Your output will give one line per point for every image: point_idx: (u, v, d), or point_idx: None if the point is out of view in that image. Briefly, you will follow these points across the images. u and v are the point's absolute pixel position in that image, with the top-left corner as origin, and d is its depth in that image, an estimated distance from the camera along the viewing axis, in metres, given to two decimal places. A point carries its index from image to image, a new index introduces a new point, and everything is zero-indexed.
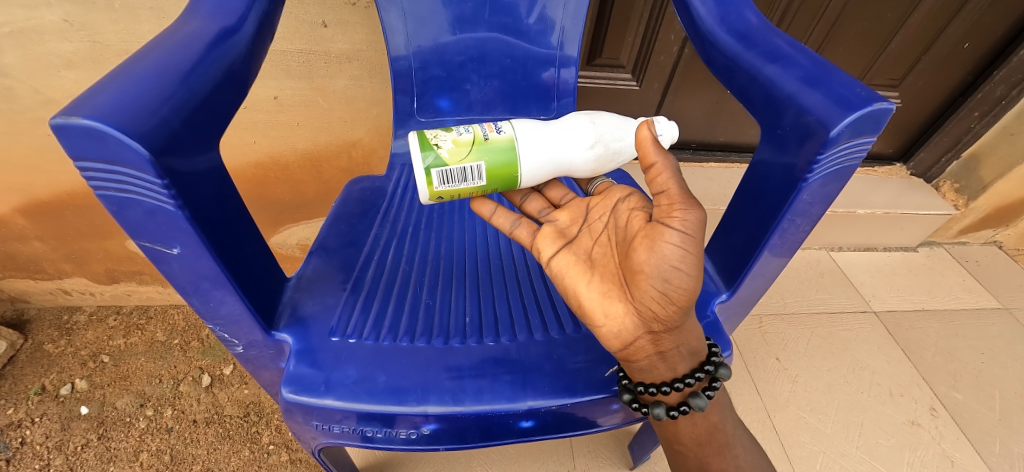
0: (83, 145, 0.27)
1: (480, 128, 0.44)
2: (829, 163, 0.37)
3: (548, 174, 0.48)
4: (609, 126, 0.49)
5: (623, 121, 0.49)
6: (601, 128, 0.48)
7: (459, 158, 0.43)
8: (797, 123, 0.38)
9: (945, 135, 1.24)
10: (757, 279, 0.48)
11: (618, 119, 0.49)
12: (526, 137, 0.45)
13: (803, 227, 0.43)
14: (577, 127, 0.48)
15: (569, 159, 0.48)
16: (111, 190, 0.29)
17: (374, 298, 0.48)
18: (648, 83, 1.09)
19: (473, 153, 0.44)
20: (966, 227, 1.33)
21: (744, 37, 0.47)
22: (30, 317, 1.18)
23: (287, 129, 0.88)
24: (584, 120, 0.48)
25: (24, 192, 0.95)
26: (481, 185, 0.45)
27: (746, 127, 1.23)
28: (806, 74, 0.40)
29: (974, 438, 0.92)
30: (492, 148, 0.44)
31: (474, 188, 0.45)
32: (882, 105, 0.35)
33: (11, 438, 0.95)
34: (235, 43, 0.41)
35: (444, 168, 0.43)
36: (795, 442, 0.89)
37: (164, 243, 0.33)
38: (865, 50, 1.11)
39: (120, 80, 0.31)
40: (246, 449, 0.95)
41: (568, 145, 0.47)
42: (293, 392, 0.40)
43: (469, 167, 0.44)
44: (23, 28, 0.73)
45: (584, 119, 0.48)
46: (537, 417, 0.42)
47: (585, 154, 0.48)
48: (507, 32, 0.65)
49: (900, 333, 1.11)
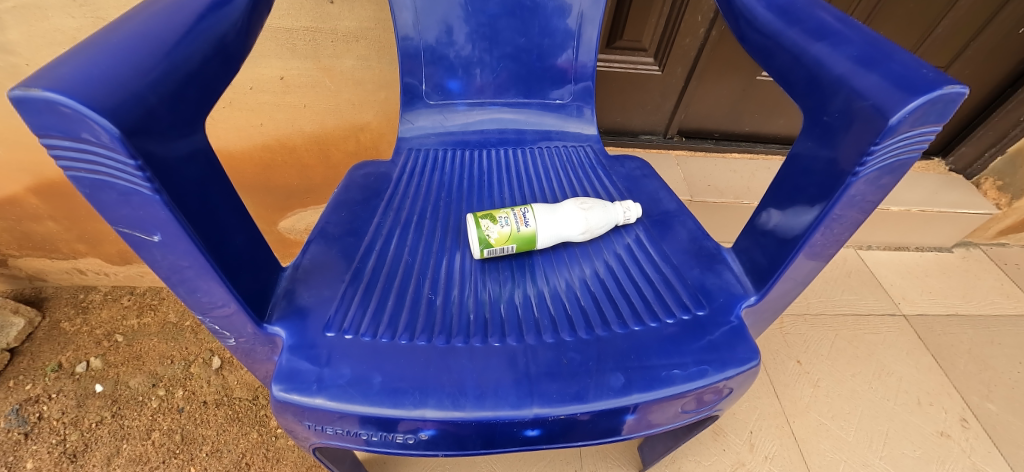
0: (46, 120, 0.24)
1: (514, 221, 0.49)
2: (884, 155, 0.33)
3: (548, 249, 0.52)
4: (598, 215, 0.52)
5: (608, 211, 0.52)
6: (591, 217, 0.51)
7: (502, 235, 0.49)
8: (846, 109, 0.34)
9: (990, 128, 1.16)
10: (789, 282, 0.43)
11: (604, 211, 0.52)
12: (537, 214, 0.51)
13: (845, 228, 0.38)
14: (570, 219, 0.51)
15: (568, 235, 0.51)
16: (81, 171, 0.26)
17: (375, 290, 0.45)
18: (671, 67, 1.04)
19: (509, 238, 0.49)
20: (1007, 227, 1.25)
21: (786, 13, 0.43)
22: (47, 296, 1.19)
23: (294, 111, 0.86)
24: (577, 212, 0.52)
25: (35, 171, 0.95)
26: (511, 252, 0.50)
27: (773, 116, 1.17)
28: (859, 53, 0.35)
29: (1007, 452, 0.87)
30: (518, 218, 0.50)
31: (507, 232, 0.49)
32: (954, 89, 0.30)
33: (28, 412, 0.96)
34: (227, 14, 0.38)
35: (489, 233, 0.48)
36: (815, 450, 0.85)
37: (143, 230, 0.30)
38: (912, 31, 1.03)
39: (92, 50, 0.28)
40: (255, 431, 0.95)
41: (563, 225, 0.51)
42: (283, 390, 0.37)
43: (508, 249, 0.49)
44: (26, 3, 0.71)
45: (577, 211, 0.51)
46: (544, 425, 0.39)
47: (574, 239, 0.51)
48: (524, 11, 0.62)
49: (931, 339, 1.05)
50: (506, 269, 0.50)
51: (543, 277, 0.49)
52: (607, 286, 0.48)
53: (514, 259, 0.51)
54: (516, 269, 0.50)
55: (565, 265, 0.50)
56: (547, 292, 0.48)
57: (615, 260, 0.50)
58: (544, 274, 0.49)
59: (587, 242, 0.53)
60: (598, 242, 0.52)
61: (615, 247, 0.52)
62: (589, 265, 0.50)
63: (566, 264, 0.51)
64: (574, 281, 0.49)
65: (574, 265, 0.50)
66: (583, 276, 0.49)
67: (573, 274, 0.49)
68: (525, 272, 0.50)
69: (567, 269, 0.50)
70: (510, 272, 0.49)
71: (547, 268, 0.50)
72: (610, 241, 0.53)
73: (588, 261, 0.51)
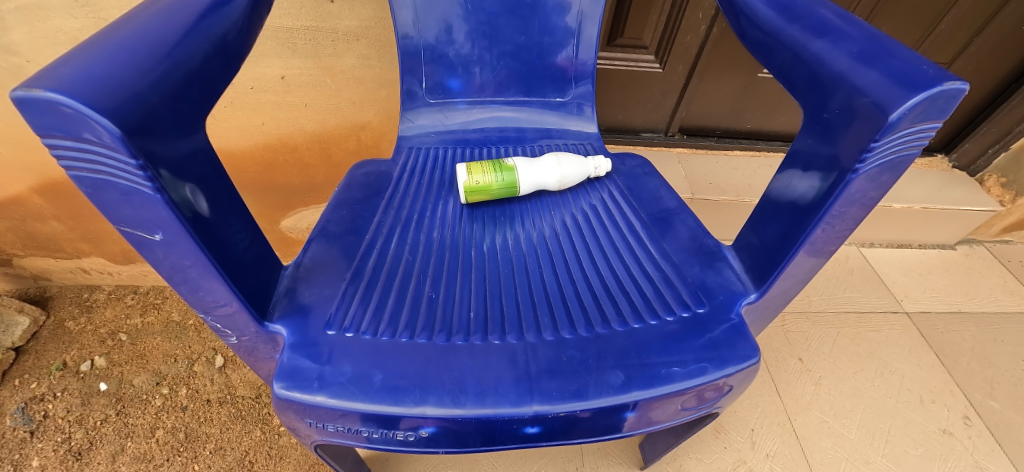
0: (48, 121, 0.24)
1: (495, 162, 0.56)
2: (883, 152, 0.33)
3: (527, 197, 0.58)
4: (571, 163, 0.58)
5: (581, 162, 0.58)
6: (565, 167, 0.57)
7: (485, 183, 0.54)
8: (846, 106, 0.34)
9: (994, 125, 1.15)
10: (789, 279, 0.43)
11: (577, 161, 0.58)
12: (516, 162, 0.56)
13: (845, 225, 0.38)
14: (546, 164, 0.57)
15: (543, 181, 0.57)
16: (83, 171, 0.27)
17: (375, 288, 0.45)
18: (672, 65, 1.04)
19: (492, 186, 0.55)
20: (1011, 224, 1.24)
21: (786, 9, 0.43)
22: (52, 295, 1.20)
23: (295, 110, 0.86)
24: (552, 160, 0.57)
25: (39, 171, 0.96)
26: (493, 198, 0.56)
27: (775, 113, 1.17)
28: (859, 49, 0.35)
29: (1010, 450, 0.86)
30: (499, 168, 0.55)
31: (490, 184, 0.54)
32: (954, 86, 0.30)
33: (34, 411, 0.97)
34: (228, 13, 0.38)
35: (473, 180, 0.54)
36: (816, 448, 0.85)
37: (145, 229, 0.30)
38: (915, 27, 1.03)
39: (92, 50, 0.28)
40: (258, 430, 0.95)
41: (539, 176, 0.56)
42: (285, 388, 0.37)
43: (489, 188, 0.55)
44: (28, 4, 0.72)
45: (552, 159, 0.57)
46: (544, 423, 0.39)
47: (550, 184, 0.57)
48: (524, 9, 0.62)
49: (934, 336, 1.05)
50: (490, 216, 0.55)
51: (524, 224, 0.55)
52: (580, 231, 0.54)
53: (498, 204, 0.57)
54: (500, 215, 0.56)
55: (545, 213, 0.56)
56: (526, 236, 0.54)
57: (587, 212, 0.56)
58: (543, 270, 0.50)
59: (585, 239, 0.53)
60: (572, 194, 0.58)
61: (589, 199, 0.58)
62: (565, 214, 0.56)
63: (545, 213, 0.56)
64: (551, 226, 0.55)
65: (551, 212, 0.56)
66: (563, 232, 0.54)
67: (550, 220, 0.55)
68: (508, 217, 0.56)
69: (548, 217, 0.56)
70: (494, 219, 0.55)
71: (527, 216, 0.56)
72: (609, 238, 0.53)
73: (564, 210, 0.57)
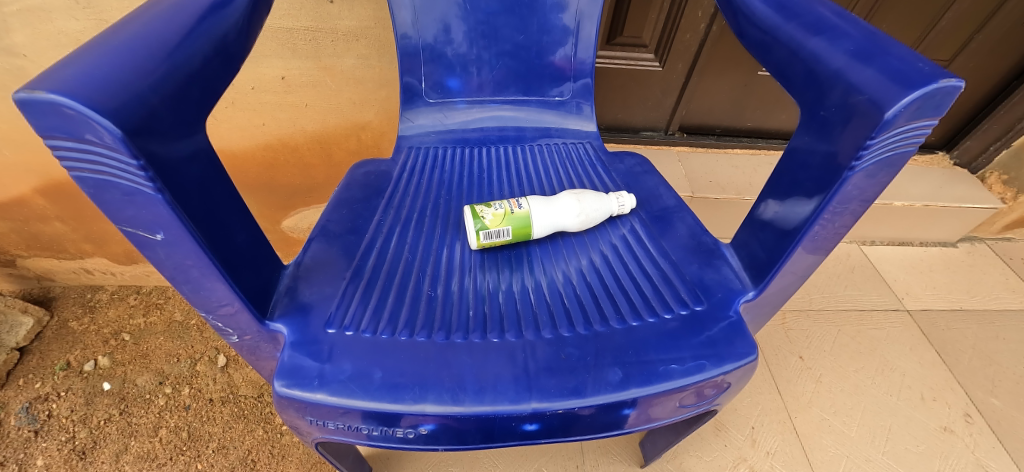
0: (50, 122, 0.25)
1: (508, 204, 0.51)
2: (880, 150, 0.33)
3: (544, 239, 0.53)
4: (592, 203, 0.53)
5: (602, 200, 0.53)
6: (585, 205, 0.52)
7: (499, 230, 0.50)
8: (843, 103, 0.34)
9: (995, 122, 1.15)
10: (788, 276, 0.43)
11: (598, 198, 0.53)
12: (532, 202, 0.52)
13: (843, 222, 0.38)
14: (564, 205, 0.52)
15: (562, 223, 0.52)
16: (85, 171, 0.27)
17: (375, 287, 0.46)
18: (672, 63, 1.04)
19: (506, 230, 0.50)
20: (1013, 222, 1.24)
21: (784, 7, 0.43)
22: (55, 295, 1.21)
23: (295, 110, 0.86)
24: (571, 200, 0.53)
25: (42, 172, 0.96)
26: (507, 242, 0.51)
27: (775, 111, 1.17)
28: (856, 47, 0.35)
29: (1011, 447, 0.86)
30: (513, 211, 0.51)
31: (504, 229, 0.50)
32: (950, 83, 0.30)
33: (38, 410, 0.97)
34: (228, 14, 0.39)
35: (485, 226, 0.50)
36: (817, 445, 0.85)
37: (146, 229, 0.31)
38: (915, 24, 1.03)
39: (94, 52, 0.28)
40: (260, 428, 0.95)
41: (557, 218, 0.52)
42: (285, 385, 0.37)
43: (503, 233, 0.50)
44: (30, 6, 0.72)
45: (571, 199, 0.53)
46: (543, 420, 0.39)
47: (570, 226, 0.52)
48: (522, 8, 0.62)
49: (935, 334, 1.04)
50: (502, 260, 0.51)
51: (527, 234, 0.54)
52: (584, 240, 0.53)
53: (512, 249, 0.52)
54: (512, 260, 0.51)
55: (561, 256, 0.51)
56: (538, 269, 0.50)
57: (610, 242, 0.52)
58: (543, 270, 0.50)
59: (586, 240, 0.53)
60: (592, 233, 0.53)
61: (610, 238, 0.53)
62: (584, 256, 0.51)
63: (563, 254, 0.51)
64: (568, 270, 0.50)
65: (570, 256, 0.51)
66: (566, 238, 0.53)
67: (553, 227, 0.54)
68: None
69: (564, 261, 0.51)
70: (505, 263, 0.50)
71: (540, 260, 0.51)
72: (609, 237, 0.53)
73: (588, 250, 0.52)
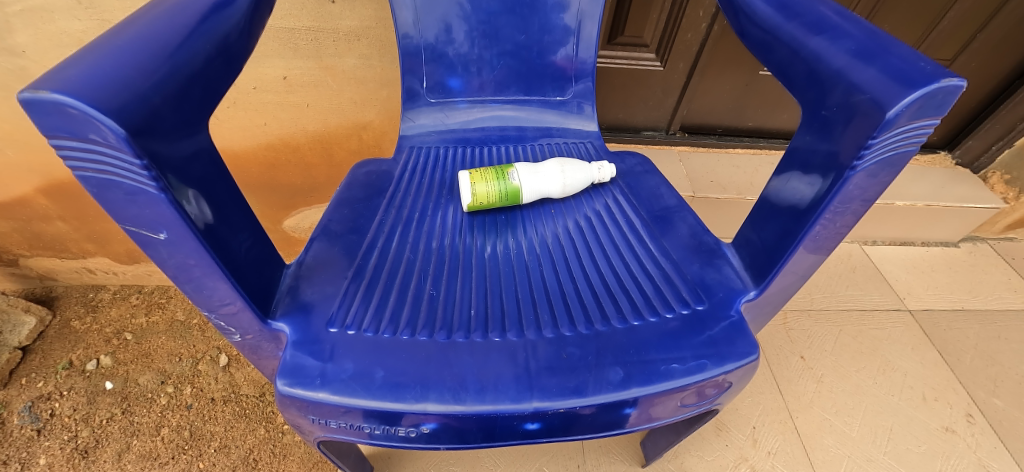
0: (53, 122, 0.25)
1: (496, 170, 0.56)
2: (880, 150, 0.33)
3: (531, 205, 0.57)
4: (575, 170, 0.57)
5: (585, 169, 0.57)
6: (568, 174, 0.56)
7: (486, 193, 0.54)
8: (844, 103, 0.34)
9: (997, 121, 1.15)
10: (789, 276, 0.43)
11: (581, 167, 0.57)
12: (519, 169, 0.56)
13: (844, 221, 0.38)
14: (549, 172, 0.56)
15: (547, 189, 0.56)
16: (88, 171, 0.27)
17: (377, 286, 0.46)
18: (673, 63, 1.04)
19: (494, 196, 0.54)
20: (1015, 222, 1.23)
21: (785, 7, 0.43)
22: (57, 295, 1.21)
23: (297, 110, 0.86)
24: (555, 167, 0.57)
25: (45, 172, 0.97)
26: (496, 207, 0.55)
27: (776, 111, 1.17)
28: (857, 47, 0.35)
29: (1013, 447, 0.86)
30: (501, 176, 0.55)
31: (492, 192, 0.54)
32: (951, 82, 0.30)
33: (41, 409, 0.98)
34: (229, 14, 0.39)
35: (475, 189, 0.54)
36: (818, 445, 0.85)
37: (149, 228, 0.31)
38: (917, 24, 1.02)
39: (97, 52, 0.28)
40: (262, 428, 0.96)
41: (543, 185, 0.56)
42: (287, 385, 0.37)
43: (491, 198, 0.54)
44: (33, 6, 0.72)
45: (555, 166, 0.57)
46: (544, 419, 0.39)
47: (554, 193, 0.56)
48: (523, 8, 0.62)
49: (937, 334, 1.04)
50: (492, 223, 0.55)
51: (526, 230, 0.54)
52: (584, 238, 0.53)
53: (503, 216, 0.56)
54: (502, 224, 0.55)
55: (548, 219, 0.56)
56: (529, 248, 0.53)
57: (592, 216, 0.56)
58: (543, 267, 0.50)
59: (586, 238, 0.53)
60: (575, 200, 0.58)
61: (591, 206, 0.57)
62: (571, 219, 0.56)
63: (551, 216, 0.56)
64: (556, 237, 0.53)
65: (553, 220, 0.55)
66: (566, 236, 0.54)
67: (552, 225, 0.55)
68: (509, 223, 0.55)
69: (551, 223, 0.55)
70: (498, 226, 0.55)
71: (531, 221, 0.56)
72: (609, 235, 0.53)
73: (567, 216, 0.56)
